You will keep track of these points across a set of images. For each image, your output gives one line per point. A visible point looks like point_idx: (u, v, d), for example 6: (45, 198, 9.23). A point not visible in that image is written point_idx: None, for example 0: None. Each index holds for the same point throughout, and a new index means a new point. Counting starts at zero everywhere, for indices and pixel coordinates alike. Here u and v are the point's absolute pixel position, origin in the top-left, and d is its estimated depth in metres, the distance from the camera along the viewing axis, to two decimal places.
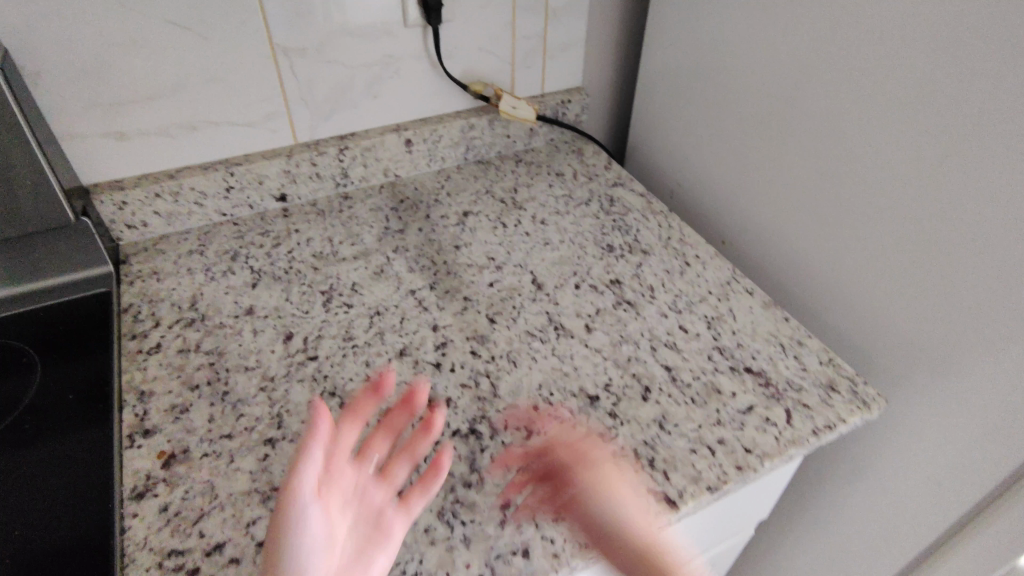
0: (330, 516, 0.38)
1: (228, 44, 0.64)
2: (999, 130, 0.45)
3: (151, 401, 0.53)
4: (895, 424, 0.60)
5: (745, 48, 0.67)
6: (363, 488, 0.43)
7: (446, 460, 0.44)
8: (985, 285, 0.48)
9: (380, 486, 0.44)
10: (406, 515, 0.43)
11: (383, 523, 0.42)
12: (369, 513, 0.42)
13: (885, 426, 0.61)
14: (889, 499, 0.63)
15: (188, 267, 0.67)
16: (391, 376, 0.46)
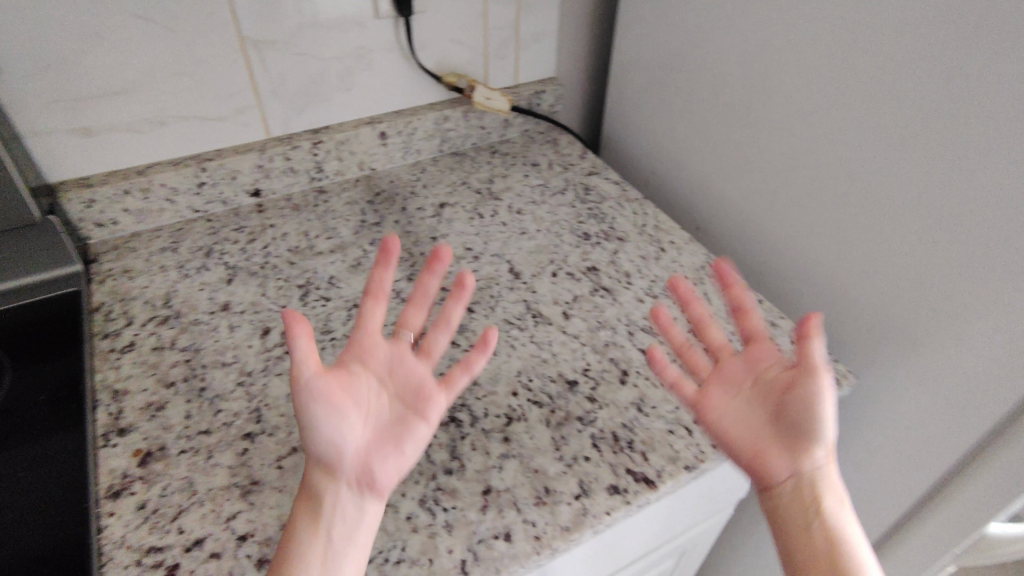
0: (354, 398, 0.44)
1: (196, 37, 0.63)
2: (959, 109, 0.46)
3: (125, 399, 0.52)
4: (866, 400, 0.61)
5: (715, 35, 0.68)
6: (400, 363, 0.47)
7: (491, 337, 0.46)
8: (948, 262, 0.50)
9: (421, 358, 0.48)
10: (446, 389, 0.46)
11: (420, 397, 0.45)
12: (405, 388, 0.46)
13: (857, 403, 0.62)
14: (862, 473, 0.64)
15: (161, 264, 0.66)
16: (444, 253, 0.49)
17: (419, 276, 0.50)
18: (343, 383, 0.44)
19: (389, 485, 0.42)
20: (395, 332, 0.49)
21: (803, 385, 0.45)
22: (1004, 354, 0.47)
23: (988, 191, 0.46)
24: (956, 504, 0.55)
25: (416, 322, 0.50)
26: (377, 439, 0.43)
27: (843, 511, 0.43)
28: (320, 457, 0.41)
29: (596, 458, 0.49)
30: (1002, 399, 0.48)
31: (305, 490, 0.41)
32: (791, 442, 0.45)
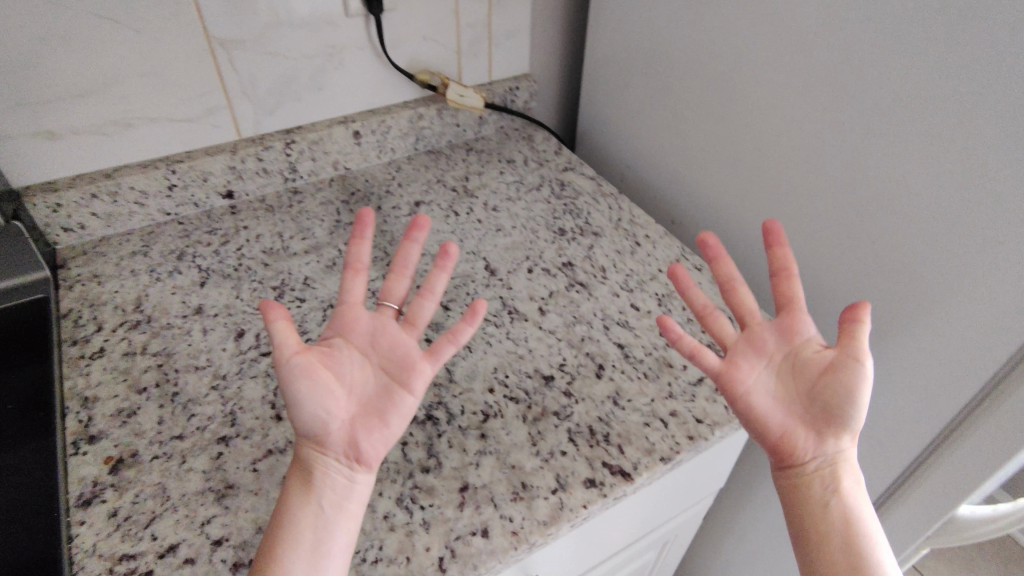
0: (337, 373, 0.43)
1: (161, 37, 0.62)
2: (921, 101, 0.47)
3: (96, 406, 0.51)
4: None
5: (684, 29, 0.68)
6: (385, 334, 0.46)
7: (477, 306, 0.45)
8: (914, 251, 0.51)
9: (407, 330, 0.46)
10: (432, 359, 0.45)
11: (405, 367, 0.44)
12: (390, 359, 0.45)
13: None
14: None
15: (131, 268, 0.65)
16: (420, 223, 0.48)
17: (402, 242, 0.48)
18: (326, 358, 0.43)
19: (377, 457, 0.42)
20: (380, 302, 0.47)
21: (843, 369, 0.44)
22: (969, 339, 0.48)
23: (950, 181, 0.46)
24: (928, 486, 0.57)
25: (401, 290, 0.48)
26: (363, 412, 0.42)
27: (859, 493, 0.44)
28: (308, 432, 0.41)
29: (572, 452, 0.50)
30: (969, 383, 0.50)
31: (297, 464, 0.41)
32: (820, 424, 0.45)
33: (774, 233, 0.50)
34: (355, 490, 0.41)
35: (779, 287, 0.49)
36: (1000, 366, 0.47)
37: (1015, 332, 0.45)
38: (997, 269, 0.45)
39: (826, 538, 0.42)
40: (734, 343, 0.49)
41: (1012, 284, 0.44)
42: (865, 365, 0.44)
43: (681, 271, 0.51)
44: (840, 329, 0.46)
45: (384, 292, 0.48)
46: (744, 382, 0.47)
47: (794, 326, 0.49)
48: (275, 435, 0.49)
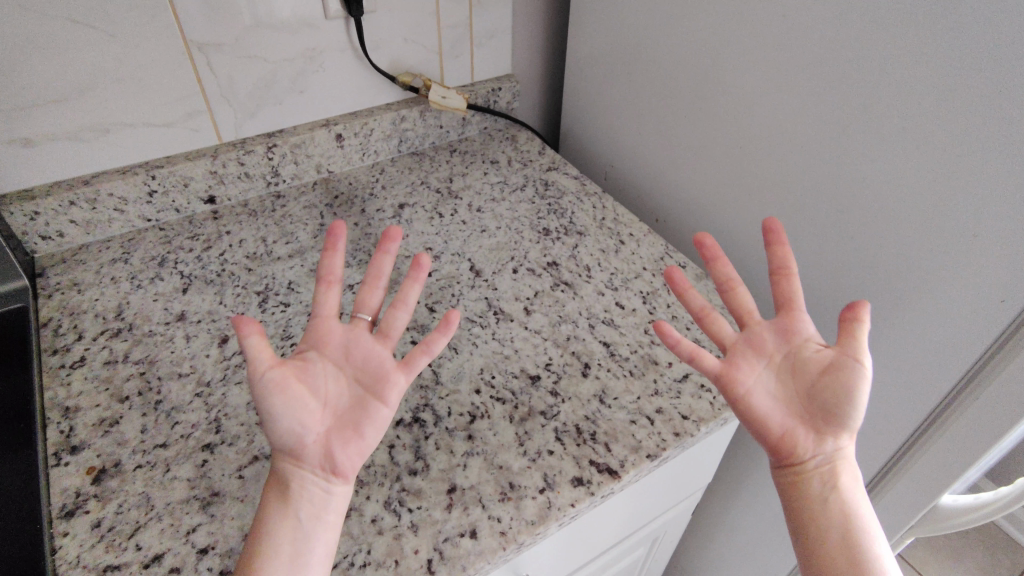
0: (311, 386, 0.42)
1: (138, 40, 0.61)
2: (894, 97, 0.48)
3: (77, 416, 0.51)
4: None
5: (663, 29, 0.69)
6: (359, 346, 0.45)
7: (453, 317, 0.44)
8: (893, 245, 0.52)
9: (381, 341, 0.45)
10: (406, 370, 0.44)
11: (380, 379, 0.43)
12: (364, 372, 0.44)
13: None
14: None
15: (112, 276, 0.65)
16: (394, 232, 0.46)
17: (376, 251, 0.47)
18: (300, 371, 0.42)
19: (354, 468, 0.41)
20: (354, 313, 0.46)
21: (842, 370, 0.45)
22: (948, 329, 0.49)
23: (924, 176, 0.47)
24: (913, 474, 0.58)
25: (376, 300, 0.47)
26: (339, 424, 0.42)
27: (857, 489, 0.44)
28: (284, 447, 0.41)
29: (559, 451, 0.50)
30: (950, 372, 0.51)
31: (274, 478, 0.41)
32: (819, 423, 0.45)
33: (773, 231, 0.50)
34: (332, 501, 0.41)
35: (779, 286, 0.49)
36: (980, 354, 0.48)
37: (994, 320, 0.46)
38: (974, 260, 0.46)
39: (825, 533, 0.43)
40: (733, 343, 0.49)
41: (988, 275, 0.45)
42: (864, 366, 0.44)
43: (678, 272, 0.50)
44: (841, 328, 0.46)
45: (358, 303, 0.46)
46: (744, 384, 0.47)
47: (793, 325, 0.48)
48: (261, 441, 0.49)
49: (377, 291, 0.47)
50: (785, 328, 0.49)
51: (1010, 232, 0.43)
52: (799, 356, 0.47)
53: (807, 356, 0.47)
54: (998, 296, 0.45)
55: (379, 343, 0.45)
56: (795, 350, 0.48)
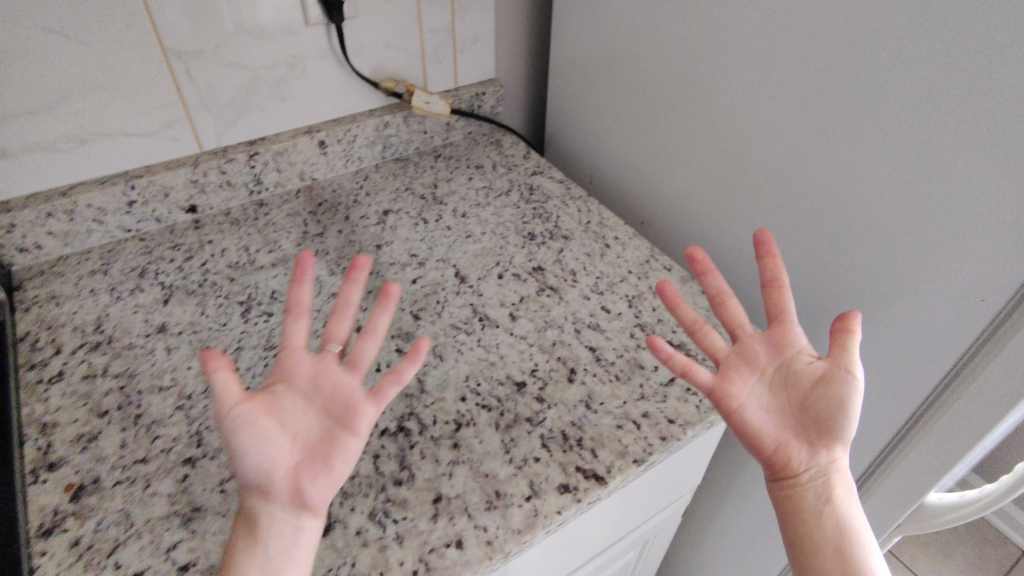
0: (278, 419, 0.41)
1: (115, 49, 0.60)
2: (873, 98, 0.48)
3: (55, 432, 0.50)
4: None
5: (645, 32, 0.69)
6: (328, 377, 0.44)
7: (422, 348, 0.43)
8: (876, 244, 0.52)
9: (350, 372, 0.44)
10: (375, 401, 0.43)
11: (349, 410, 0.43)
12: (334, 403, 0.43)
13: None
14: None
15: (91, 288, 0.64)
16: (360, 260, 0.45)
17: (344, 280, 0.46)
18: (267, 405, 0.41)
19: (323, 502, 0.41)
20: (322, 343, 0.45)
21: (834, 383, 0.45)
22: (931, 328, 0.49)
23: (905, 176, 0.48)
24: (900, 472, 0.58)
25: (344, 331, 0.46)
26: (309, 457, 0.41)
27: (851, 500, 0.45)
28: (251, 484, 0.40)
29: (546, 458, 0.49)
30: (934, 370, 0.51)
31: (241, 515, 0.40)
32: (812, 436, 0.45)
33: (765, 242, 0.50)
34: (302, 536, 0.40)
35: (771, 298, 0.49)
36: (963, 352, 0.48)
37: (976, 318, 0.46)
38: (954, 259, 0.46)
39: (818, 545, 0.44)
40: (727, 356, 0.49)
41: (970, 273, 0.45)
42: (857, 377, 0.45)
43: (671, 286, 0.50)
44: (833, 339, 0.46)
45: (326, 333, 0.45)
46: (738, 397, 0.47)
47: (785, 338, 0.48)
48: None
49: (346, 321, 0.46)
50: (777, 341, 0.49)
51: (990, 230, 0.43)
52: (792, 368, 0.47)
53: (800, 368, 0.47)
54: (979, 295, 0.45)
55: (348, 373, 0.44)
56: (788, 362, 0.48)
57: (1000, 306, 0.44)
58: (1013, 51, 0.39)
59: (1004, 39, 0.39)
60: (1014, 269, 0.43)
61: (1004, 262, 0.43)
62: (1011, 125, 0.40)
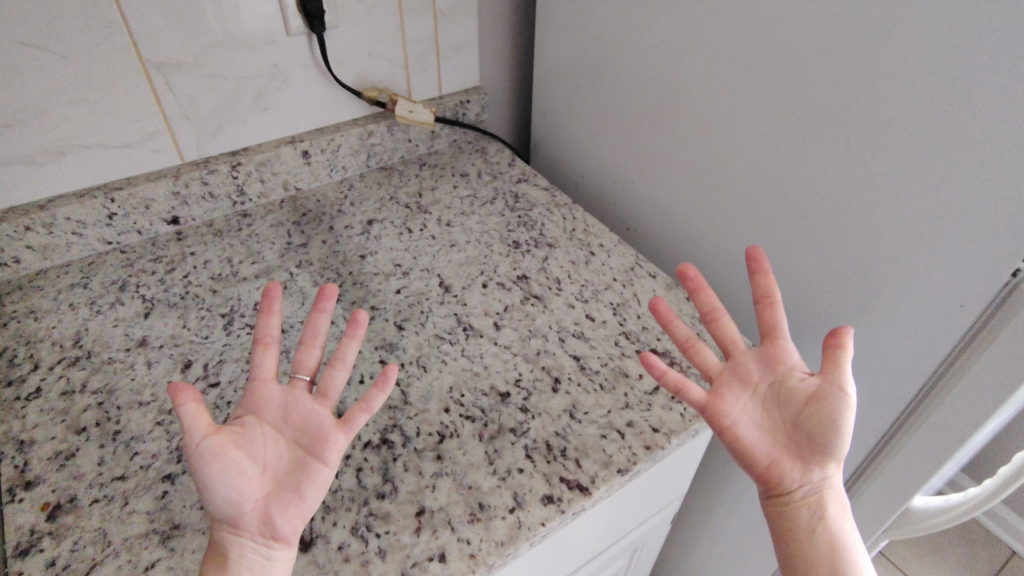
0: (248, 450, 0.41)
1: (91, 61, 0.60)
2: (850, 106, 0.48)
3: (32, 449, 0.49)
4: None
5: (626, 40, 0.69)
6: (299, 407, 0.44)
7: (391, 374, 0.43)
8: (858, 251, 0.52)
9: (320, 401, 0.45)
10: (345, 429, 0.43)
11: (319, 440, 0.43)
12: (305, 433, 0.43)
13: None
14: None
15: (71, 302, 0.63)
16: (330, 291, 0.46)
17: (311, 311, 0.47)
18: (238, 437, 0.41)
19: (294, 533, 0.40)
20: (292, 374, 0.46)
21: (827, 400, 0.45)
22: (912, 333, 0.50)
23: (883, 184, 0.48)
24: (886, 476, 0.58)
25: (313, 361, 0.46)
26: (280, 488, 0.41)
27: (845, 518, 0.45)
28: (222, 516, 0.40)
29: (529, 469, 0.49)
30: (916, 374, 0.51)
31: (210, 549, 0.39)
32: (806, 453, 0.45)
33: (757, 259, 0.49)
34: (273, 567, 0.39)
35: (763, 316, 0.49)
36: (944, 355, 0.49)
37: (956, 322, 0.46)
38: (933, 266, 0.46)
39: (812, 563, 0.44)
40: (720, 373, 0.49)
41: (949, 279, 0.45)
42: (849, 394, 0.45)
43: (665, 303, 0.51)
44: (825, 356, 0.46)
45: (296, 364, 0.46)
46: (730, 414, 0.47)
47: (778, 355, 0.49)
48: None
49: (314, 352, 0.47)
50: (771, 359, 0.49)
51: (967, 236, 0.43)
52: (785, 385, 0.48)
53: (793, 385, 0.47)
54: (959, 299, 0.46)
55: (318, 403, 0.45)
56: (781, 379, 0.48)
57: (979, 310, 0.45)
58: (984, 60, 0.39)
59: (974, 48, 0.39)
60: (991, 273, 0.43)
61: (981, 267, 0.43)
62: (983, 133, 0.40)
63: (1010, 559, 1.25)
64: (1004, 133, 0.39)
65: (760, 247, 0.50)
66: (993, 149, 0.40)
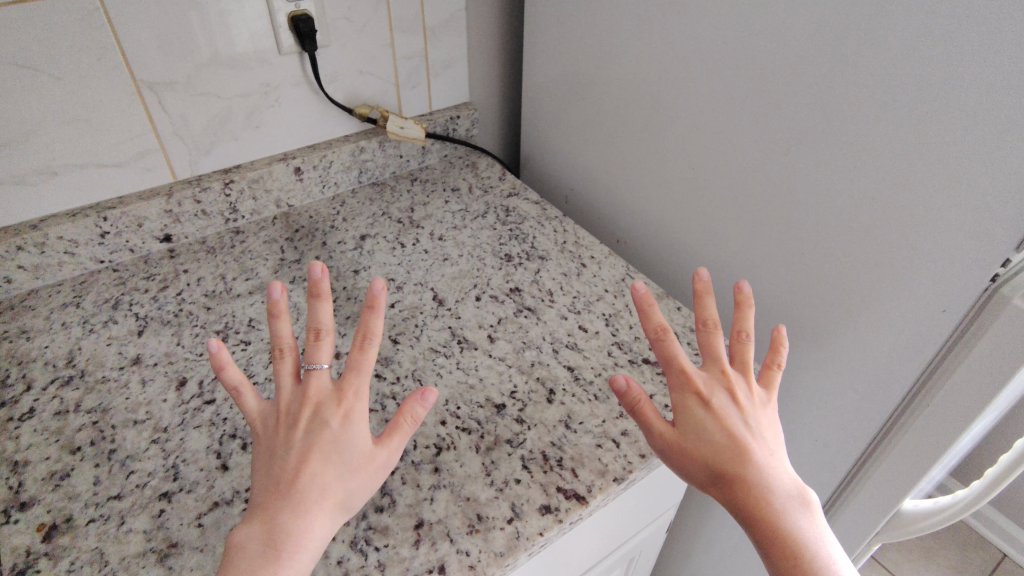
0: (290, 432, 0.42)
1: (85, 82, 0.60)
2: (831, 120, 0.50)
3: (26, 470, 0.49)
4: (794, 392, 0.64)
5: (612, 55, 0.71)
6: (360, 393, 0.42)
7: (369, 362, 0.43)
8: (842, 261, 0.53)
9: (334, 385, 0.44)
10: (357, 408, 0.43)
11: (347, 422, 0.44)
12: (363, 411, 0.42)
13: (788, 398, 0.65)
14: (799, 461, 0.67)
15: (63, 322, 0.63)
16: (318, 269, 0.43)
17: (269, 319, 0.44)
18: (307, 423, 0.41)
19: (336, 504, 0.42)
20: (308, 367, 0.43)
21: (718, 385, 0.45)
22: (897, 338, 0.51)
23: (864, 196, 0.49)
24: (875, 481, 0.59)
25: (293, 366, 0.44)
26: (347, 469, 0.40)
27: (791, 498, 0.40)
28: (269, 505, 0.38)
29: (526, 479, 0.50)
30: (903, 378, 0.52)
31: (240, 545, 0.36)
32: None
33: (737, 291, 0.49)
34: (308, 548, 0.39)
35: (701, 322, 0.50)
36: (928, 360, 0.50)
37: (939, 326, 0.48)
38: (913, 274, 0.48)
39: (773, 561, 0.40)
40: None
41: (931, 288, 0.47)
42: (727, 375, 0.45)
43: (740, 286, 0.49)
44: (704, 345, 0.47)
45: (308, 358, 0.43)
46: None
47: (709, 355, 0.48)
48: (221, 485, 0.48)
49: (234, 367, 0.43)
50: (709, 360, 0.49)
51: (946, 243, 0.45)
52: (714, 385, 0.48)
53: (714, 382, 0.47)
54: (941, 305, 0.47)
55: (353, 378, 0.42)
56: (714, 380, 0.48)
57: (959, 316, 0.46)
58: (957, 76, 0.40)
59: (946, 64, 0.41)
60: (971, 278, 0.44)
61: (961, 274, 0.45)
62: (958, 143, 0.42)
63: (1000, 562, 1.27)
64: (980, 141, 0.41)
65: (744, 281, 0.49)
66: (971, 158, 0.41)
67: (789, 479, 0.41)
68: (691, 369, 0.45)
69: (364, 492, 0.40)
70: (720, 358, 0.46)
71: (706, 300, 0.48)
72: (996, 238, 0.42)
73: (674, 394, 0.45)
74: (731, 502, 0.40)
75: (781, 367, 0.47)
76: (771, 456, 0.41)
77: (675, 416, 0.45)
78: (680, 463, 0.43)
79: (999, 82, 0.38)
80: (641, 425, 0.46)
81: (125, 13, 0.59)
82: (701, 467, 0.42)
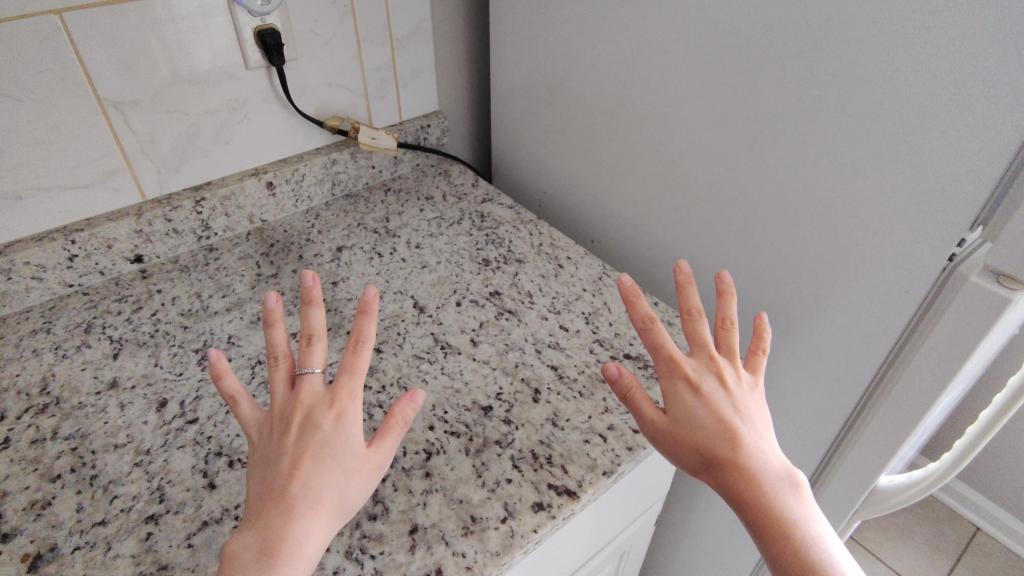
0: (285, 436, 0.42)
1: (48, 104, 0.59)
2: (792, 114, 0.52)
3: (4, 501, 0.48)
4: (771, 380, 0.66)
5: (578, 59, 0.72)
6: (353, 395, 0.42)
7: (362, 363, 0.43)
8: (809, 249, 0.55)
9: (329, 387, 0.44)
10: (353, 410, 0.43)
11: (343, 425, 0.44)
12: (355, 411, 0.42)
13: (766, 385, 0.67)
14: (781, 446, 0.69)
15: (33, 349, 0.61)
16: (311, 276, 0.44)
17: (264, 327, 0.45)
18: (299, 427, 0.41)
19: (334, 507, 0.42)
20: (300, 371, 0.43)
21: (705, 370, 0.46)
22: (865, 321, 0.53)
23: (827, 185, 0.52)
24: (850, 462, 0.61)
25: (285, 373, 0.44)
26: (342, 471, 0.40)
27: (781, 479, 0.41)
28: (264, 511, 0.37)
29: (517, 478, 0.50)
30: (872, 359, 0.54)
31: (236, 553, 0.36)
32: None
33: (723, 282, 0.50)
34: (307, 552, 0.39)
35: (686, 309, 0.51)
36: (895, 340, 0.52)
37: (903, 308, 0.50)
38: (877, 258, 0.50)
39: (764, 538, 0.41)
40: None
41: (894, 271, 0.49)
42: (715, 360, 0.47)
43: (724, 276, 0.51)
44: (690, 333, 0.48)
45: (301, 362, 0.43)
46: None
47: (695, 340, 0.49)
48: (209, 504, 0.47)
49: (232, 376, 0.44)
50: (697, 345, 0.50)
51: (906, 228, 0.47)
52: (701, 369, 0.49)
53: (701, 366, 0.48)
54: (905, 287, 0.49)
55: (346, 379, 0.42)
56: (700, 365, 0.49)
57: (923, 296, 0.48)
58: (905, 68, 0.43)
59: (894, 57, 0.43)
60: (931, 260, 0.47)
61: (922, 256, 0.47)
62: (911, 131, 0.44)
63: (974, 535, 1.31)
64: (931, 129, 0.43)
65: (726, 272, 0.51)
66: (923, 145, 0.44)
67: (778, 460, 0.42)
68: (680, 355, 0.47)
69: (361, 494, 0.40)
70: (707, 344, 0.48)
71: (689, 290, 0.49)
72: (953, 220, 0.44)
73: (664, 380, 0.47)
74: (722, 484, 0.42)
75: (766, 352, 0.49)
76: (761, 439, 0.43)
77: (665, 402, 0.46)
78: (672, 447, 0.45)
79: (946, 70, 0.41)
80: (633, 411, 0.47)
81: (87, 32, 0.58)
82: (692, 451, 0.43)
